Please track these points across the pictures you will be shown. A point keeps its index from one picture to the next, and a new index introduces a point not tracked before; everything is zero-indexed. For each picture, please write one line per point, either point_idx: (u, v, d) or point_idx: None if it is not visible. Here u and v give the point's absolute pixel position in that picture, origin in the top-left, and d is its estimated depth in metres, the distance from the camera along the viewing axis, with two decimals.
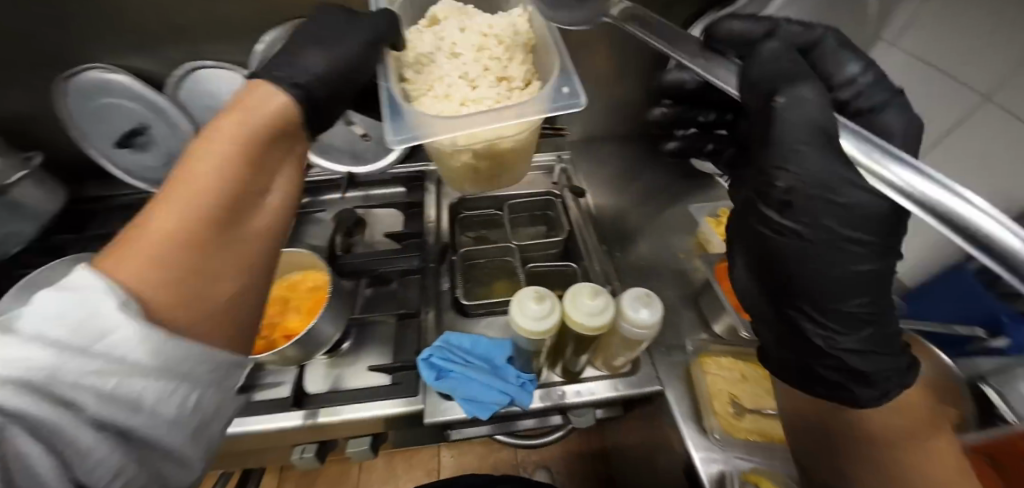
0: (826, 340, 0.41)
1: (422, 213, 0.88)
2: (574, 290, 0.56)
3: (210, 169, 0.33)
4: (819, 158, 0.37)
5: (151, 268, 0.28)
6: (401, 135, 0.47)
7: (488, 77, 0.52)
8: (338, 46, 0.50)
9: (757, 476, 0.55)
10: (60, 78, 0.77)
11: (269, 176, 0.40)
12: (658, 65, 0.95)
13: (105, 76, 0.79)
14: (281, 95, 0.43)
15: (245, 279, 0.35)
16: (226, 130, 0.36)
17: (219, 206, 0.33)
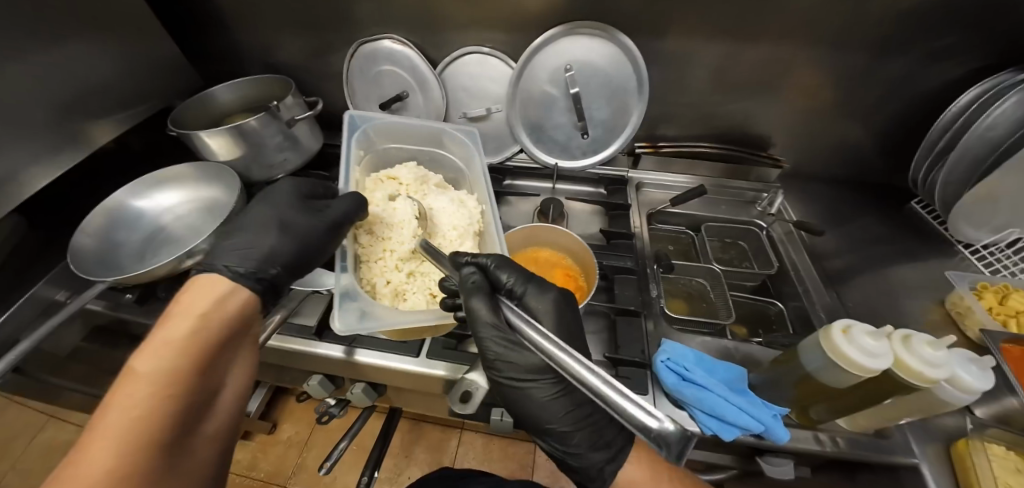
0: (605, 464, 0.55)
1: (628, 218, 0.90)
2: (907, 334, 0.55)
3: (152, 383, 0.38)
4: (546, 403, 0.55)
5: (109, 478, 0.33)
6: (347, 326, 0.53)
7: (434, 273, 0.64)
8: (259, 235, 0.55)
9: None
10: (364, 41, 0.91)
11: (220, 377, 0.44)
12: (904, 115, 0.90)
13: (394, 45, 0.92)
14: (219, 284, 0.49)
15: (195, 477, 0.39)
16: (190, 306, 0.45)
17: (170, 429, 0.37)
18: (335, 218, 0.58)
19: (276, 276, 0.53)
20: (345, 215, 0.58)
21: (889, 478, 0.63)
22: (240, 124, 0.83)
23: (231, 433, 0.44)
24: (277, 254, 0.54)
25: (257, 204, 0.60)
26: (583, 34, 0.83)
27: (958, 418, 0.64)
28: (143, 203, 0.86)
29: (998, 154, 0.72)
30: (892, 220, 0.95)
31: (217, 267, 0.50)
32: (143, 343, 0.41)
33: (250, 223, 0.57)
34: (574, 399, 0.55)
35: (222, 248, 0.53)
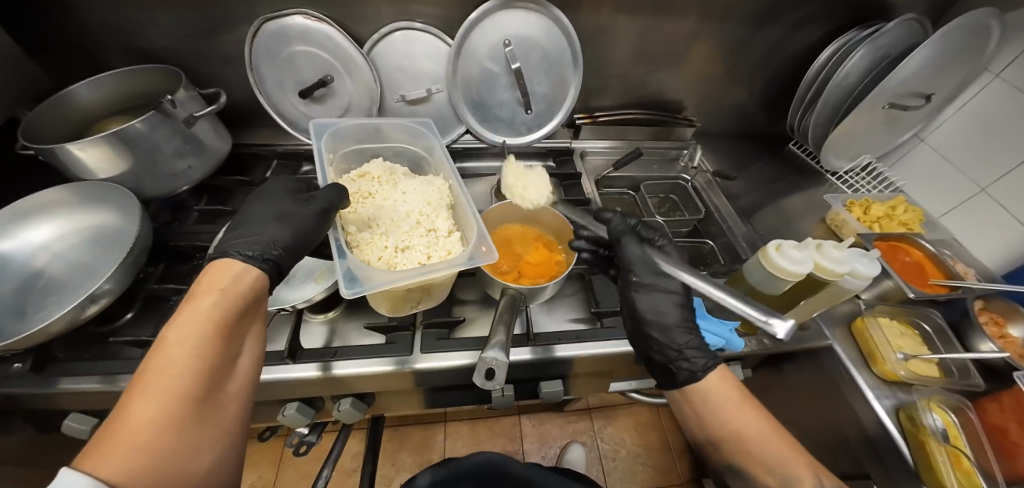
0: (700, 367, 0.58)
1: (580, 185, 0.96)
2: (821, 242, 0.64)
3: (184, 345, 0.44)
4: (670, 306, 0.61)
5: (156, 423, 0.40)
6: (352, 288, 0.55)
7: (421, 243, 0.68)
8: (260, 224, 0.61)
9: (935, 405, 0.68)
10: (269, 17, 0.79)
11: (237, 346, 0.50)
12: (779, 74, 1.09)
13: (309, 22, 0.81)
14: (233, 266, 0.55)
15: (224, 429, 0.45)
16: (212, 284, 0.51)
17: (198, 382, 0.44)
18: (323, 205, 0.63)
19: (278, 257, 0.59)
20: (329, 203, 0.64)
21: (816, 364, 0.80)
22: (122, 129, 0.67)
23: (250, 392, 0.50)
24: (277, 239, 0.60)
25: (253, 200, 0.66)
26: (519, 7, 0.85)
27: (852, 303, 0.82)
28: (3, 243, 0.69)
29: (851, 97, 0.94)
30: (775, 162, 1.17)
31: (232, 254, 0.56)
32: (175, 313, 0.47)
33: (254, 215, 0.63)
34: (686, 317, 0.61)
35: (230, 239, 0.59)
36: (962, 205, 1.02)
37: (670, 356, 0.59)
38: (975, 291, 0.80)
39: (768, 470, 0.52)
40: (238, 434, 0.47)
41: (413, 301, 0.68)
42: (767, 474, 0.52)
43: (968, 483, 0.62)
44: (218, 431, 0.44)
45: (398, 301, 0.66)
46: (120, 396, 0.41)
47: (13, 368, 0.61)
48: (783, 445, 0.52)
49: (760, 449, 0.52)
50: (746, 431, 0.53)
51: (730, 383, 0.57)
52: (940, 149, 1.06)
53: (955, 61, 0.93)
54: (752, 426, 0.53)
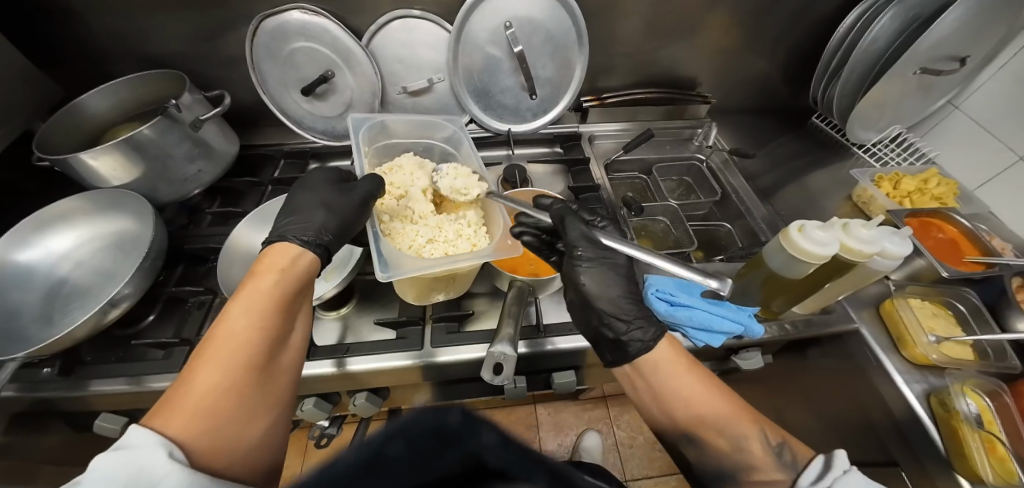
0: (640, 342, 0.54)
1: (589, 170, 0.94)
2: (846, 222, 0.61)
3: (246, 319, 0.47)
4: (614, 279, 0.58)
5: (218, 388, 0.42)
6: (386, 272, 0.55)
7: (449, 233, 0.68)
8: (311, 212, 0.62)
9: (970, 390, 0.64)
10: (267, 14, 0.78)
11: (291, 323, 0.52)
12: (798, 43, 1.03)
13: (304, 17, 0.80)
14: (291, 249, 0.57)
15: (276, 400, 0.47)
16: (272, 264, 0.54)
17: (258, 353, 0.46)
18: (363, 195, 0.64)
19: (330, 243, 0.60)
20: (369, 193, 0.64)
21: (841, 348, 0.77)
22: (132, 136, 0.68)
23: (301, 367, 0.52)
24: (327, 225, 0.61)
25: (298, 191, 0.67)
26: None
27: (881, 285, 0.79)
28: (29, 253, 0.71)
29: (880, 63, 0.88)
30: (797, 137, 1.11)
31: (290, 238, 0.58)
32: (239, 289, 0.50)
33: (301, 204, 0.64)
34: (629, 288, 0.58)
35: (284, 225, 0.61)
36: (1001, 175, 0.95)
37: (616, 330, 0.55)
38: (1015, 268, 0.75)
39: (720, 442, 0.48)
40: (289, 406, 0.49)
41: (438, 290, 0.68)
42: (718, 436, 0.48)
43: (1002, 470, 0.59)
44: (271, 401, 0.46)
45: (424, 289, 0.66)
46: (187, 361, 0.44)
47: (45, 372, 0.64)
48: (729, 410, 0.49)
49: (711, 422, 0.48)
50: (691, 401, 0.49)
51: (667, 359, 0.54)
52: (976, 116, 0.99)
53: (995, 18, 0.85)
54: (700, 399, 0.50)
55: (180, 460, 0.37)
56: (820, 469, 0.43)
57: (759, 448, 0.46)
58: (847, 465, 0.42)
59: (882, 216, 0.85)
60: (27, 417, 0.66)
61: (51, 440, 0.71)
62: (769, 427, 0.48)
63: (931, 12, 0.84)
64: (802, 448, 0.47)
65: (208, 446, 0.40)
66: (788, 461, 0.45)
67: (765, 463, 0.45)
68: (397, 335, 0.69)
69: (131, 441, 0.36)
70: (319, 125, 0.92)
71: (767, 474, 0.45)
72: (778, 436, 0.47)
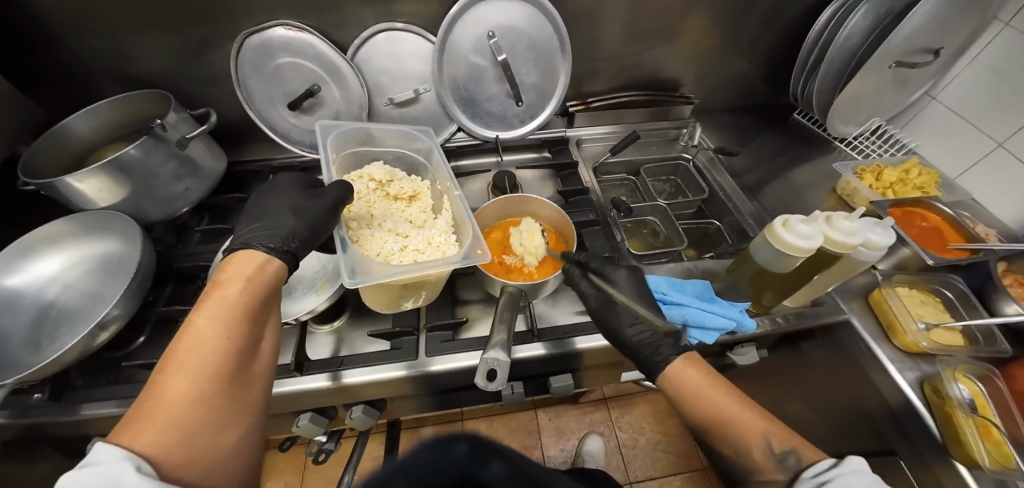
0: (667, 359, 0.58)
1: (578, 174, 0.95)
2: (829, 215, 0.61)
3: (211, 329, 0.46)
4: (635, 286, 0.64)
5: (187, 398, 0.42)
6: (353, 278, 0.55)
7: (419, 240, 0.69)
8: (276, 218, 0.61)
9: (961, 375, 0.66)
10: (251, 31, 0.79)
11: (260, 329, 0.52)
12: (778, 41, 1.05)
13: (289, 33, 0.81)
14: (256, 256, 0.56)
15: (248, 407, 0.47)
16: (239, 272, 0.53)
17: (227, 362, 0.46)
18: (332, 200, 0.64)
19: (297, 249, 0.60)
20: (340, 198, 0.64)
21: (835, 340, 0.77)
22: (117, 156, 0.68)
23: (273, 375, 0.52)
24: (296, 232, 0.60)
25: (262, 196, 0.67)
26: None
27: (869, 275, 0.80)
28: (14, 279, 0.71)
29: (856, 58, 0.90)
30: (781, 133, 1.13)
31: (255, 245, 0.57)
32: (204, 297, 0.49)
33: (268, 211, 0.63)
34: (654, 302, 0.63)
35: (246, 233, 0.60)
36: (980, 162, 0.98)
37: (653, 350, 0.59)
38: (999, 252, 0.76)
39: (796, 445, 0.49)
40: (263, 414, 0.49)
41: (408, 298, 0.68)
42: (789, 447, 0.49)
43: (998, 454, 0.59)
44: (243, 410, 0.46)
45: (392, 298, 0.66)
46: (153, 374, 0.43)
47: (35, 398, 0.63)
48: (744, 412, 0.51)
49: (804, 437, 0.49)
50: (715, 409, 0.52)
51: (697, 369, 0.56)
52: (955, 106, 1.01)
53: (965, 12, 0.88)
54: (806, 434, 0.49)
55: (150, 473, 0.36)
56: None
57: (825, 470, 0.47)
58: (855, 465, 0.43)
59: (867, 207, 0.87)
60: (18, 444, 0.65)
61: (40, 467, 0.70)
62: (779, 434, 0.49)
63: (902, 7, 0.86)
64: None
65: (178, 458, 0.39)
66: (792, 462, 0.46)
67: (766, 467, 0.47)
68: (391, 345, 0.69)
69: (96, 457, 0.35)
70: (307, 140, 0.92)
71: (767, 475, 0.47)
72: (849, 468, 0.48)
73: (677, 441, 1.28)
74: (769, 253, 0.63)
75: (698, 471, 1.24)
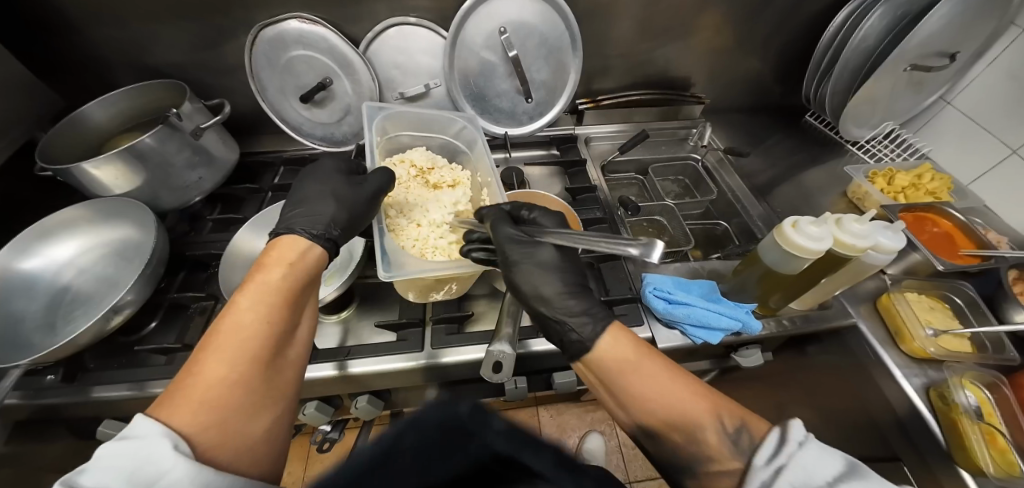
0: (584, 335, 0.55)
1: (586, 172, 0.95)
2: (840, 217, 0.61)
3: (251, 313, 0.48)
4: (543, 277, 0.58)
5: (225, 381, 0.43)
6: (388, 271, 0.56)
7: (455, 233, 0.69)
8: (320, 204, 0.62)
9: (968, 382, 0.65)
10: (266, 23, 0.80)
11: (297, 317, 0.53)
12: (791, 42, 1.04)
13: (302, 25, 0.82)
14: (299, 242, 0.57)
15: (282, 393, 0.47)
16: (281, 258, 0.54)
17: (264, 347, 0.47)
18: (374, 189, 0.65)
19: (338, 237, 0.60)
20: (380, 187, 0.65)
21: (841, 344, 0.77)
22: (134, 144, 0.69)
23: (307, 361, 0.52)
24: (337, 219, 0.61)
25: (307, 180, 0.68)
26: None
27: (878, 280, 0.79)
28: (31, 262, 0.72)
29: (870, 60, 0.89)
30: (791, 135, 1.12)
31: (299, 231, 0.58)
32: (246, 281, 0.51)
33: (313, 195, 0.64)
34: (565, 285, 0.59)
35: (292, 215, 0.61)
36: (995, 168, 0.96)
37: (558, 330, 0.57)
38: (1011, 259, 0.75)
39: (674, 427, 0.48)
40: (295, 401, 0.49)
41: (437, 291, 0.68)
42: (672, 430, 0.48)
43: (1003, 461, 0.58)
44: (277, 395, 0.47)
45: (423, 289, 0.67)
46: (195, 352, 0.44)
47: (48, 379, 0.64)
48: (692, 396, 0.49)
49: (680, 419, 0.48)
50: (650, 391, 0.49)
51: (626, 345, 0.54)
52: (970, 111, 1.00)
53: (983, 15, 0.87)
54: (674, 400, 0.49)
55: (186, 452, 0.37)
56: (774, 445, 0.42)
57: (714, 435, 0.45)
58: (801, 437, 0.41)
59: (877, 211, 0.86)
60: (32, 423, 0.67)
61: (53, 448, 0.72)
62: (728, 412, 0.47)
63: (919, 9, 0.85)
64: (759, 424, 0.46)
65: (212, 438, 0.40)
66: (745, 445, 0.44)
67: (721, 454, 0.44)
68: (397, 337, 0.69)
69: (137, 430, 0.37)
70: (318, 132, 0.93)
71: (722, 463, 0.44)
72: (735, 419, 0.47)
73: None
74: (776, 253, 0.64)
75: None
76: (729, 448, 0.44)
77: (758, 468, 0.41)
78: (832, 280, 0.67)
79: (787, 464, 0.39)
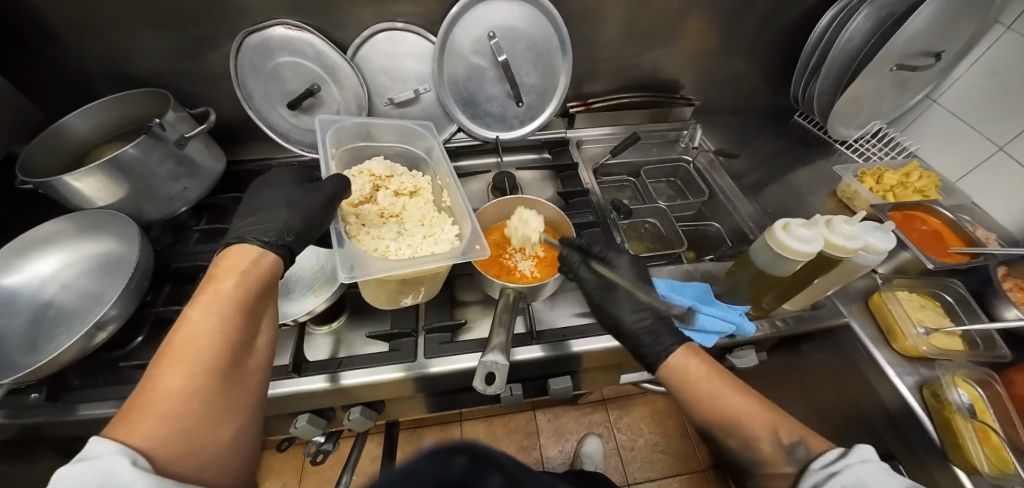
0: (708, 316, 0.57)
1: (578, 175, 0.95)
2: (830, 218, 0.61)
3: (205, 323, 0.46)
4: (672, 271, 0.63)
5: (184, 393, 0.41)
6: (350, 272, 0.55)
7: (416, 235, 0.69)
8: (272, 213, 0.62)
9: (961, 380, 0.65)
10: (250, 30, 0.78)
11: (254, 325, 0.51)
12: (778, 43, 1.05)
13: (288, 32, 0.81)
14: (251, 250, 0.56)
15: (244, 402, 0.46)
16: (232, 267, 0.53)
17: (222, 356, 0.45)
18: (329, 194, 0.64)
19: (292, 243, 0.60)
20: (336, 192, 0.64)
21: (835, 343, 0.77)
22: (116, 156, 0.67)
23: (268, 369, 0.51)
24: (290, 225, 0.60)
25: (261, 189, 0.67)
26: None
27: (869, 279, 0.80)
28: (12, 278, 0.71)
29: (857, 61, 0.90)
30: (780, 135, 1.13)
31: (250, 239, 0.57)
32: (197, 293, 0.49)
33: (265, 204, 0.63)
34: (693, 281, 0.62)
35: (242, 227, 0.60)
36: (981, 165, 0.97)
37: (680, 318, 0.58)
38: (998, 256, 0.76)
39: (730, 433, 0.50)
40: (258, 409, 0.48)
41: (407, 294, 0.68)
42: (728, 435, 0.50)
43: (996, 459, 0.59)
44: (239, 403, 0.45)
45: (390, 293, 0.66)
46: (147, 367, 0.43)
47: (31, 398, 0.62)
48: (751, 406, 0.50)
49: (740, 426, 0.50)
50: (733, 405, 0.50)
51: (694, 360, 0.56)
52: (955, 109, 1.01)
53: (966, 15, 0.88)
54: (736, 404, 0.50)
55: (144, 467, 0.36)
56: (832, 457, 0.44)
57: (769, 446, 0.47)
58: (865, 455, 0.43)
59: (867, 210, 0.87)
60: (15, 444, 0.65)
61: (38, 468, 0.70)
62: (786, 427, 0.49)
63: (903, 10, 0.86)
64: (819, 442, 0.48)
65: (175, 451, 0.39)
66: (801, 454, 0.46)
67: (775, 460, 0.47)
68: (389, 347, 0.68)
69: (93, 450, 0.35)
70: (306, 139, 0.92)
71: (777, 467, 0.47)
72: (794, 433, 0.48)
73: (675, 443, 1.28)
74: (768, 256, 0.63)
75: (697, 472, 1.24)
76: (786, 458, 0.46)
77: (813, 472, 0.44)
78: (823, 281, 0.67)
79: (842, 470, 0.42)
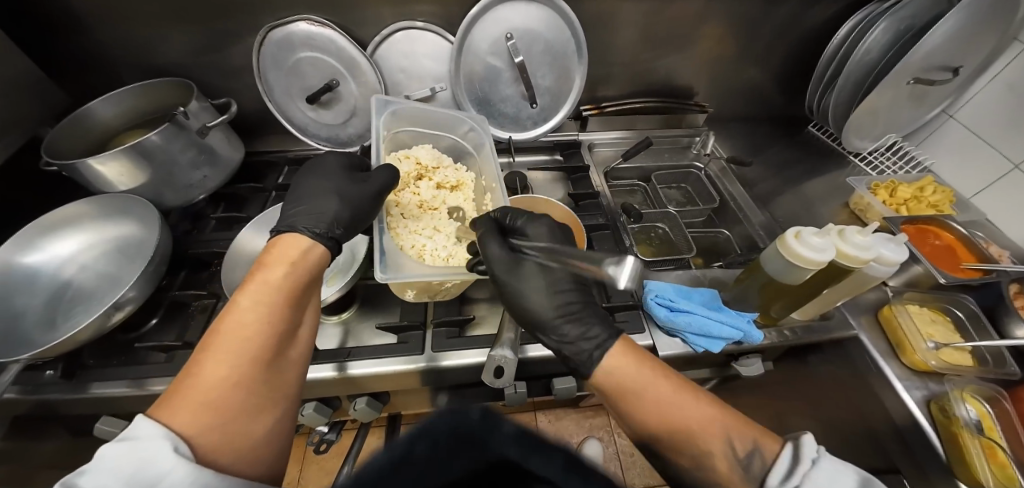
0: (596, 345, 0.55)
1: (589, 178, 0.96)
2: (843, 228, 0.61)
3: (252, 314, 0.47)
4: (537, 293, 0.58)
5: (226, 382, 0.43)
6: (385, 273, 0.57)
7: (456, 237, 0.70)
8: (323, 200, 0.62)
9: (968, 395, 0.65)
10: (274, 25, 0.80)
11: (298, 317, 0.52)
12: (794, 53, 1.05)
13: (310, 27, 0.83)
14: (300, 240, 0.57)
15: (283, 395, 0.47)
16: (282, 256, 0.54)
17: (264, 348, 0.46)
18: (380, 187, 0.64)
19: (340, 236, 0.60)
20: (385, 185, 0.64)
21: (842, 355, 0.77)
22: (139, 142, 0.69)
23: (308, 361, 0.52)
24: (340, 217, 0.60)
25: (311, 174, 0.68)
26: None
27: (879, 292, 0.79)
28: (33, 257, 0.72)
29: (873, 73, 0.90)
30: (793, 145, 1.13)
31: (301, 229, 0.57)
32: (247, 280, 0.50)
33: (314, 191, 0.64)
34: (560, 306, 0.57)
35: (294, 212, 0.61)
36: (997, 182, 0.96)
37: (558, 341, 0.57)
38: (1012, 273, 0.75)
39: (680, 450, 0.48)
40: (297, 401, 0.49)
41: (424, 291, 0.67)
42: (680, 451, 0.48)
43: (1002, 476, 0.59)
44: (278, 395, 0.47)
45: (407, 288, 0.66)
46: (194, 352, 0.44)
47: (48, 375, 0.64)
48: (698, 409, 0.49)
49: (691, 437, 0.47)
50: (673, 414, 0.49)
51: (626, 359, 0.54)
52: (972, 124, 1.01)
53: (985, 30, 0.87)
54: (682, 412, 0.49)
55: (186, 454, 0.37)
56: (786, 466, 0.42)
57: (723, 460, 0.45)
58: (813, 454, 0.43)
59: (880, 223, 0.86)
60: (30, 419, 0.67)
61: (50, 444, 0.71)
62: (739, 434, 0.47)
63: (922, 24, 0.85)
64: (770, 443, 0.46)
65: (214, 440, 0.40)
66: (757, 468, 0.43)
67: (730, 477, 0.44)
68: (397, 339, 0.69)
69: (138, 431, 0.37)
70: (322, 134, 0.93)
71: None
72: (746, 440, 0.46)
73: None
74: (783, 265, 0.63)
75: None
76: (739, 474, 0.44)
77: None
78: (834, 290, 0.67)
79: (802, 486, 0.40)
